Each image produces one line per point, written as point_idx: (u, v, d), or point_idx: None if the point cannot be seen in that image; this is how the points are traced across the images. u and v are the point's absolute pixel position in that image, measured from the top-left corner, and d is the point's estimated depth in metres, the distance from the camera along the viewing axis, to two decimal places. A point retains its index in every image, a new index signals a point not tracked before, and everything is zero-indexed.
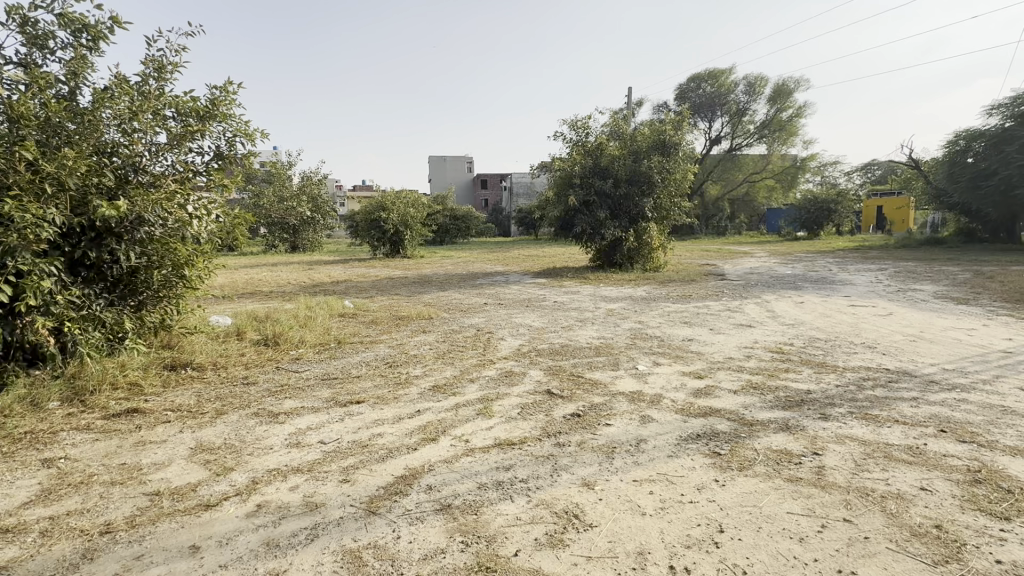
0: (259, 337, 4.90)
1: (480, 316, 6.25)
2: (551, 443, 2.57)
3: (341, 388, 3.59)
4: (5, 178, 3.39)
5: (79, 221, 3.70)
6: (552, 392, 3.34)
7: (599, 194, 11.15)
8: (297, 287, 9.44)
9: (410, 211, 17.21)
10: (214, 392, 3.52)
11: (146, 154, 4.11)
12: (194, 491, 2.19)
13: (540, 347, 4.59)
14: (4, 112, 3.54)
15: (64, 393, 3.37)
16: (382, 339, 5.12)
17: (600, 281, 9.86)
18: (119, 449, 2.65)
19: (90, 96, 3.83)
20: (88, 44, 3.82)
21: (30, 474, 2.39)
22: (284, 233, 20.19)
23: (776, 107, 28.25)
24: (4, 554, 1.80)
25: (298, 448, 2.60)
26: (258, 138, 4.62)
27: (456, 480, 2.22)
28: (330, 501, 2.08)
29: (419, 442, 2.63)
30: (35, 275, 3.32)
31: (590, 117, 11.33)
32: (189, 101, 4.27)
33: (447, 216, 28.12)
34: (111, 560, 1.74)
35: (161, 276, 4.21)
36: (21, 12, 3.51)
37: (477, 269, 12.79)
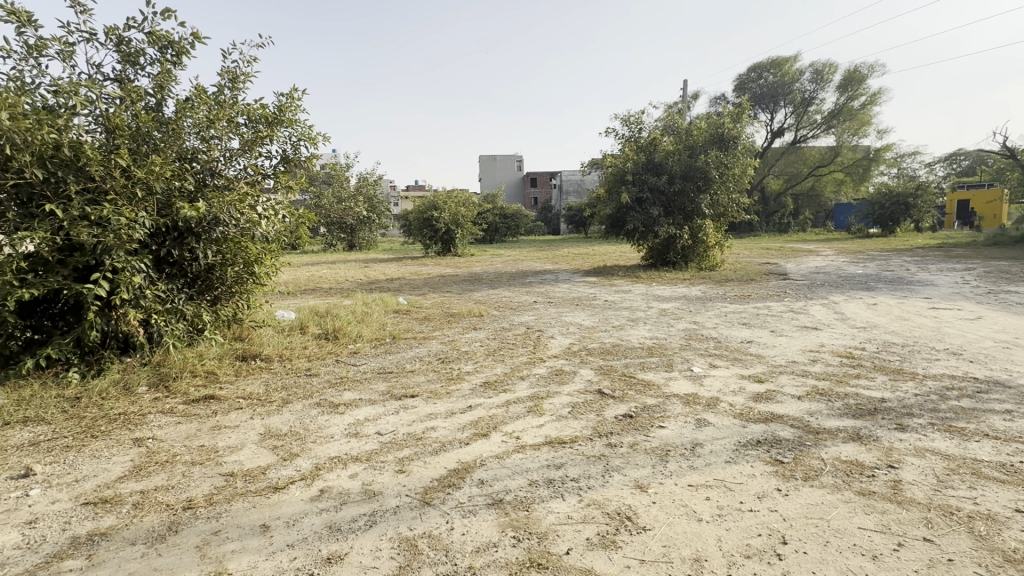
0: (320, 331, 5.16)
1: (530, 314, 6.27)
2: (602, 443, 2.54)
3: (396, 381, 3.72)
4: (103, 184, 3.76)
5: (164, 222, 4.04)
6: (604, 392, 3.30)
7: (652, 190, 10.86)
8: (354, 284, 9.86)
9: (461, 210, 17.48)
10: (280, 382, 3.75)
11: (221, 159, 4.42)
12: (264, 474, 2.34)
13: (590, 346, 4.54)
14: (102, 124, 3.92)
15: (152, 378, 3.70)
16: (435, 335, 5.25)
17: (653, 280, 9.62)
18: (198, 432, 2.87)
19: (173, 107, 4.17)
20: (172, 58, 4.14)
21: (124, 451, 2.64)
22: (342, 232, 21.14)
23: (846, 95, 26.43)
24: (103, 522, 2.00)
25: (356, 438, 2.72)
26: (321, 141, 4.86)
27: (507, 475, 2.24)
28: (387, 490, 2.16)
29: (471, 437, 2.68)
30: (129, 271, 3.67)
31: (643, 112, 11.06)
32: (259, 107, 4.54)
33: (497, 215, 28.33)
34: (192, 534, 1.90)
35: (234, 272, 4.52)
36: (117, 33, 3.87)
37: (527, 268, 12.83)
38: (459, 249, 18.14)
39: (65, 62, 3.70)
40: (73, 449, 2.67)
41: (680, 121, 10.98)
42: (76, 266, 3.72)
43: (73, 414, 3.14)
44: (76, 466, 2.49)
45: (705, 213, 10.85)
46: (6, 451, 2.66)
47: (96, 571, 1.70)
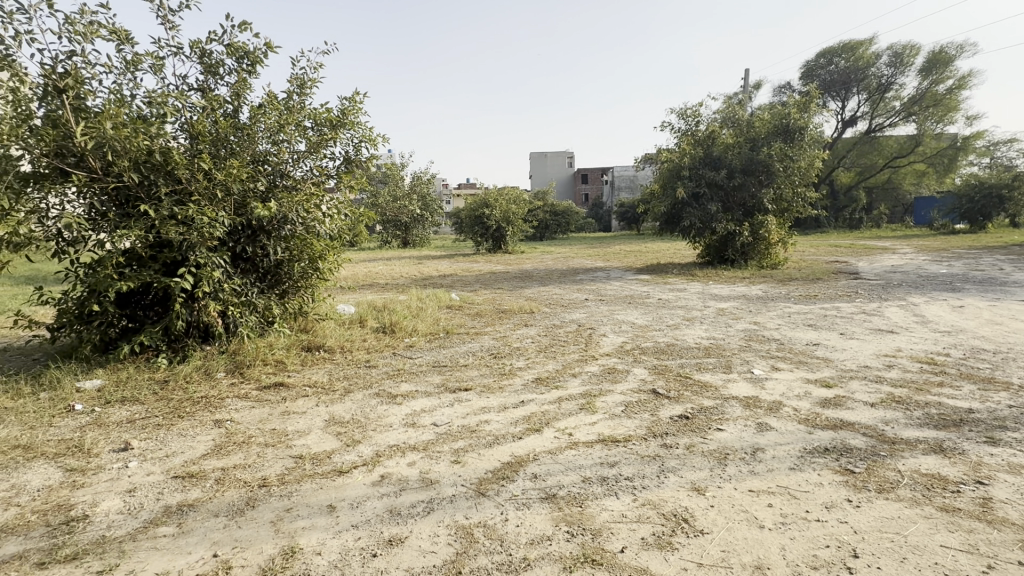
0: (378, 325, 5.37)
1: (581, 312, 6.23)
2: (657, 443, 2.50)
3: (450, 374, 3.82)
4: (188, 186, 4.09)
5: (241, 221, 4.35)
6: (658, 391, 3.24)
7: (710, 185, 10.46)
8: (408, 279, 10.16)
9: (512, 208, 17.55)
10: (342, 372, 3.95)
11: (290, 160, 4.69)
12: (330, 458, 2.48)
13: (644, 345, 4.46)
14: (187, 131, 4.26)
15: (229, 365, 4.01)
16: (487, 330, 5.33)
17: (710, 278, 9.29)
18: (270, 416, 3.09)
19: (248, 113, 4.47)
20: (247, 67, 4.43)
21: (206, 431, 2.88)
22: (397, 230, 21.86)
23: (930, 78, 24.28)
24: (191, 494, 2.19)
25: (413, 428, 2.83)
26: (380, 142, 5.05)
27: (560, 471, 2.26)
28: (444, 479, 2.24)
29: (524, 431, 2.71)
30: (209, 265, 4.00)
31: (700, 104, 10.67)
32: (325, 111, 4.78)
33: (548, 212, 28.22)
34: (268, 509, 2.05)
35: (301, 268, 4.79)
36: (200, 46, 4.19)
37: (578, 265, 12.74)
38: (510, 246, 18.26)
39: (156, 75, 4.04)
40: (164, 427, 2.95)
41: (740, 112, 10.50)
42: (164, 260, 4.08)
43: (162, 395, 3.46)
44: (166, 442, 2.74)
45: (767, 209, 10.33)
46: (109, 426, 2.97)
47: (186, 538, 1.87)
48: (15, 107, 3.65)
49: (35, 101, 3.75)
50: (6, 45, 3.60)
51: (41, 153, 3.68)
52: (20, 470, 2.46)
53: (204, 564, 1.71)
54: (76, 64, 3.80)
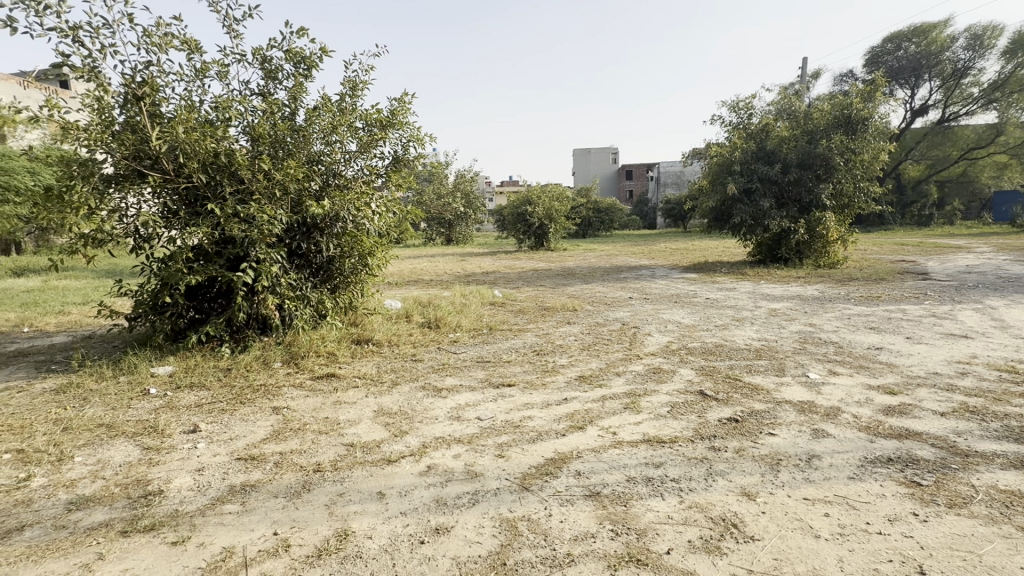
0: (423, 320, 5.51)
1: (625, 310, 6.14)
2: (704, 446, 2.44)
3: (493, 370, 3.87)
4: (250, 186, 4.34)
5: (297, 219, 4.56)
6: (706, 393, 3.16)
7: (763, 180, 10.02)
8: (452, 276, 10.34)
9: (554, 205, 17.46)
10: (389, 365, 4.09)
11: (342, 160, 4.87)
12: (379, 447, 2.58)
13: (691, 345, 4.35)
14: (248, 133, 4.51)
15: (285, 355, 4.23)
16: (530, 327, 5.35)
17: (762, 277, 8.92)
18: (323, 404, 3.24)
19: (304, 115, 4.68)
20: (303, 71, 4.63)
21: (265, 417, 3.06)
22: (441, 227, 22.28)
23: (1014, 61, 22.26)
24: (254, 475, 2.34)
25: (458, 421, 2.89)
26: (427, 141, 5.16)
27: (604, 470, 2.24)
28: (488, 472, 2.28)
29: (567, 428, 2.72)
30: (268, 261, 4.23)
31: (753, 96, 10.25)
32: (375, 112, 4.94)
33: (591, 209, 27.89)
34: (322, 493, 2.15)
35: (351, 264, 4.97)
36: (261, 53, 4.42)
37: (621, 263, 12.55)
38: (552, 243, 18.22)
39: (222, 82, 4.30)
40: (227, 412, 3.15)
41: (797, 103, 10.01)
42: (228, 256, 4.35)
43: (226, 382, 3.70)
44: (230, 426, 2.93)
45: (825, 205, 9.78)
46: (179, 410, 3.21)
47: (249, 515, 2.00)
48: (100, 115, 3.99)
49: (116, 108, 4.08)
50: (93, 57, 3.94)
51: (122, 156, 4.01)
52: (105, 446, 2.69)
53: (266, 540, 1.83)
54: (153, 73, 4.10)
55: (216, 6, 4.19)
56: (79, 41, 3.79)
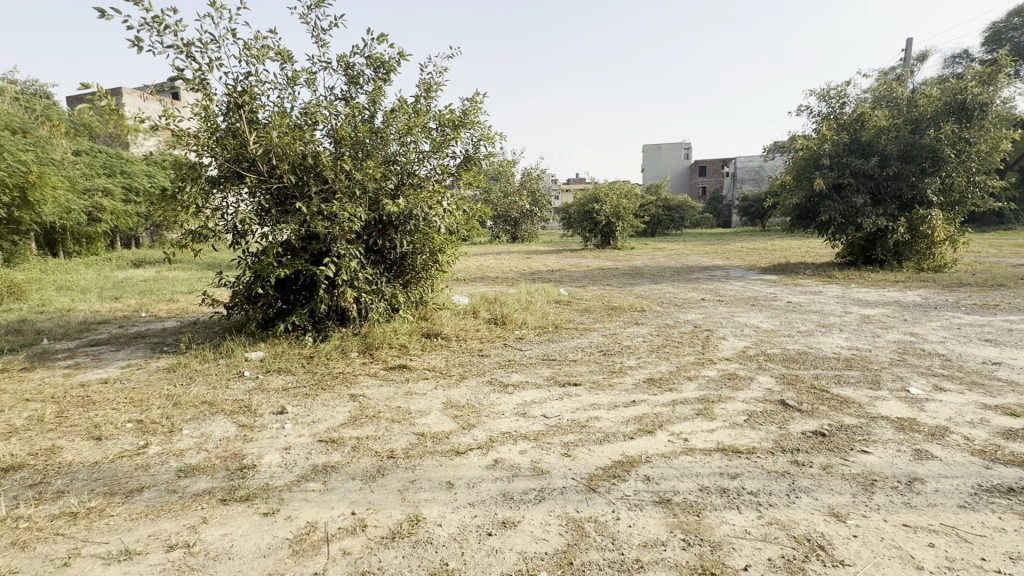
0: (489, 316, 5.59)
1: (698, 312, 5.88)
2: (786, 459, 2.29)
3: (559, 368, 3.85)
4: (333, 185, 4.63)
5: (374, 217, 4.80)
6: (787, 403, 2.96)
7: (856, 174, 9.20)
8: (517, 273, 10.42)
9: (622, 202, 17.09)
10: (457, 359, 4.19)
11: (417, 160, 5.05)
12: (448, 438, 2.66)
13: (771, 351, 4.09)
14: (332, 136, 4.79)
15: (361, 345, 4.47)
16: (596, 327, 5.28)
17: (851, 280, 8.21)
18: (396, 394, 3.38)
19: (382, 117, 4.89)
20: (383, 75, 4.86)
21: (343, 403, 3.25)
22: (506, 225, 22.53)
23: None
24: (334, 457, 2.50)
25: (524, 418, 2.91)
26: (497, 140, 5.23)
27: (675, 477, 2.16)
28: (555, 470, 2.27)
29: (635, 431, 2.65)
30: (348, 256, 4.48)
31: (847, 83, 9.40)
32: (448, 112, 5.07)
33: (661, 207, 27.03)
34: (394, 479, 2.25)
35: (423, 260, 5.15)
36: (345, 60, 4.68)
37: (693, 263, 12.06)
38: (619, 242, 17.85)
39: (310, 88, 4.61)
40: (310, 396, 3.38)
41: (900, 89, 9.05)
42: (312, 252, 4.67)
43: (309, 368, 3.98)
44: (313, 409, 3.15)
45: (931, 201, 8.79)
46: (269, 392, 3.49)
47: (330, 494, 2.14)
48: (207, 123, 4.42)
49: (220, 115, 4.49)
50: (202, 70, 4.36)
51: (224, 159, 4.43)
52: (207, 421, 2.99)
53: (344, 519, 1.94)
54: (251, 83, 4.48)
55: (306, 18, 4.50)
56: (191, 56, 4.22)
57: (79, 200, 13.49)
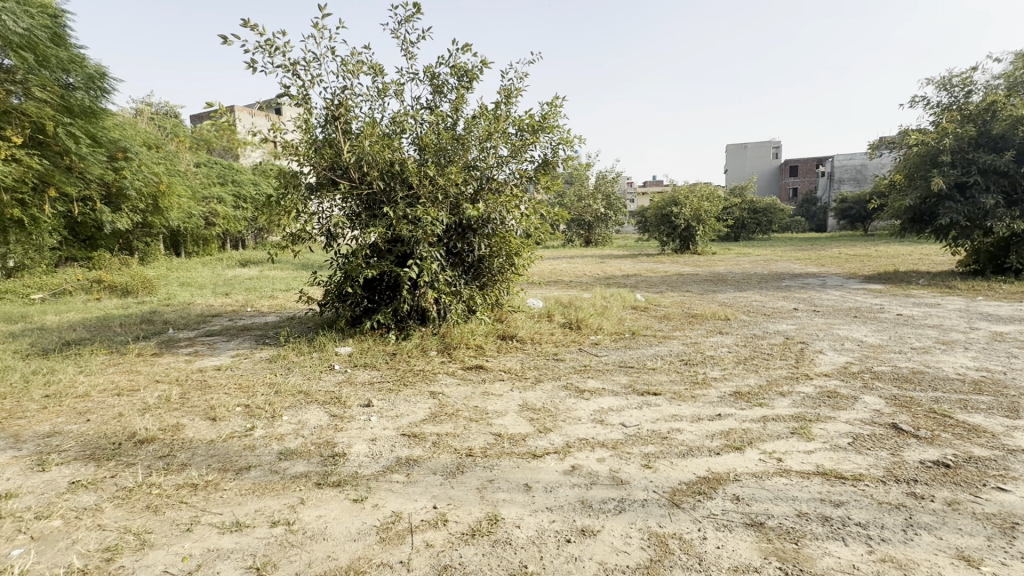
0: (564, 320, 5.57)
1: (790, 323, 5.45)
2: (900, 490, 2.05)
3: (637, 376, 3.74)
4: (418, 191, 4.84)
5: (455, 221, 4.95)
6: (900, 426, 2.65)
7: (985, 172, 8.10)
8: (592, 278, 10.28)
9: (704, 205, 16.26)
10: (533, 362, 4.21)
11: (496, 165, 5.14)
12: (525, 440, 2.67)
13: (879, 369, 3.69)
14: (417, 143, 5.01)
15: (440, 344, 4.64)
16: (676, 335, 5.07)
17: (977, 292, 7.22)
18: (473, 394, 3.46)
19: (464, 124, 5.04)
20: (466, 83, 5.01)
21: (424, 400, 3.37)
22: (580, 229, 22.37)
23: None
24: (416, 451, 2.60)
25: (602, 425, 2.85)
26: (576, 143, 5.21)
27: (768, 499, 2.01)
28: (635, 481, 2.20)
29: (722, 447, 2.50)
30: (429, 259, 4.68)
31: (975, 68, 8.31)
32: (527, 117, 5.11)
33: (746, 210, 25.48)
34: (473, 477, 2.29)
35: (499, 263, 5.25)
36: (431, 70, 4.88)
37: (782, 269, 11.21)
38: (699, 247, 17.03)
39: (398, 98, 4.86)
40: (393, 391, 3.55)
41: None
42: (397, 254, 4.91)
43: (392, 364, 4.18)
44: (396, 404, 3.30)
45: None
46: (356, 385, 3.72)
47: (413, 487, 2.22)
48: (307, 134, 4.81)
49: (318, 127, 4.87)
50: (305, 86, 4.77)
51: (321, 168, 4.80)
52: (303, 409, 3.24)
53: (427, 512, 2.01)
54: (346, 96, 4.82)
55: (396, 33, 4.75)
56: (296, 74, 4.62)
57: (198, 206, 15.24)
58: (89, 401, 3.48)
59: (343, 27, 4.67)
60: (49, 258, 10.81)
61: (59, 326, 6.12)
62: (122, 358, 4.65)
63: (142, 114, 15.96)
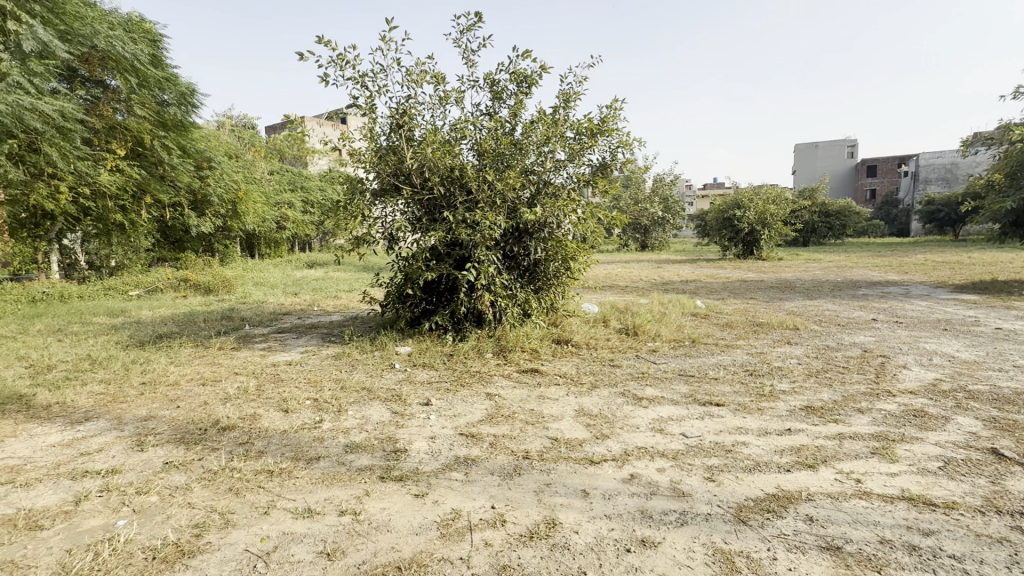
0: (620, 326, 5.47)
1: (868, 335, 5.06)
2: (1003, 522, 1.85)
3: (698, 386, 3.61)
4: (477, 196, 4.94)
5: (512, 225, 5.00)
6: (1002, 453, 2.39)
7: None
8: (648, 283, 10.04)
9: (770, 208, 15.43)
10: (589, 367, 4.17)
11: (553, 169, 5.15)
12: (582, 446, 2.65)
13: (975, 387, 3.35)
14: (476, 149, 5.10)
15: (495, 347, 4.70)
16: (739, 344, 4.85)
17: None
18: (529, 397, 3.47)
19: (522, 129, 5.09)
20: (525, 89, 5.06)
21: (480, 401, 3.43)
22: (636, 233, 21.90)
23: None
24: (474, 451, 2.64)
25: (661, 434, 2.77)
26: (635, 146, 5.12)
27: (846, 522, 1.88)
28: (697, 494, 2.13)
29: (793, 464, 2.37)
30: (487, 262, 4.76)
31: None
32: (586, 121, 5.09)
33: (816, 213, 23.98)
34: (530, 480, 2.30)
35: (555, 267, 5.25)
36: (491, 77, 4.97)
37: (858, 277, 10.46)
38: (764, 252, 16.18)
39: (459, 106, 4.99)
40: (451, 391, 3.64)
41: None
42: (455, 257, 5.02)
43: (449, 365, 4.29)
44: (454, 404, 3.38)
45: None
46: (416, 384, 3.85)
47: (471, 486, 2.27)
48: (372, 142, 5.04)
49: (383, 135, 5.09)
50: (372, 97, 5.00)
51: (385, 174, 5.00)
52: (367, 405, 3.39)
53: (486, 511, 2.04)
54: (410, 105, 5.00)
55: (458, 42, 4.88)
56: (365, 86, 4.86)
57: (271, 211, 16.29)
58: (179, 389, 3.82)
59: (408, 39, 4.87)
60: (144, 259, 11.95)
61: (152, 320, 6.74)
62: (206, 351, 5.06)
63: (225, 127, 17.33)
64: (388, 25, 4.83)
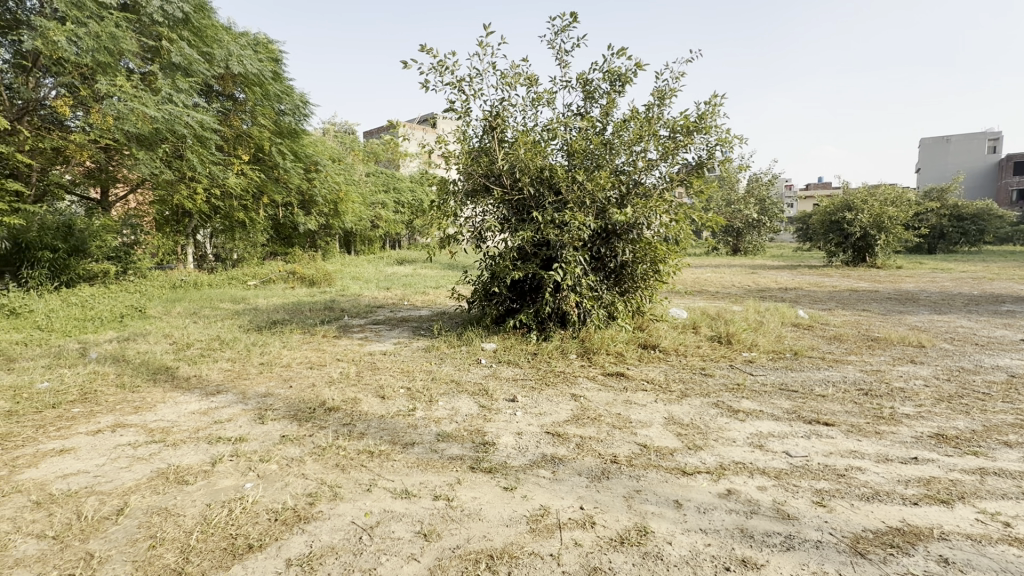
0: (712, 333, 5.20)
1: (1017, 358, 4.35)
2: None
3: (803, 402, 3.32)
4: (566, 197, 4.94)
5: (600, 226, 4.93)
6: None
7: None
8: (742, 289, 9.41)
9: (889, 210, 13.81)
10: (677, 374, 4.01)
11: (644, 169, 5.01)
12: (673, 455, 2.55)
13: None
14: (566, 149, 5.09)
15: (579, 348, 4.67)
16: (850, 359, 4.40)
17: None
18: (615, 401, 3.41)
19: (613, 128, 5.01)
20: (618, 88, 4.96)
21: (564, 401, 3.43)
22: (727, 236, 20.68)
23: None
24: (561, 450, 2.65)
25: (761, 450, 2.60)
26: (735, 143, 4.84)
27: (991, 570, 1.64)
28: (804, 517, 1.97)
29: (920, 496, 2.11)
30: (574, 263, 4.75)
31: None
32: (682, 118, 4.89)
33: (946, 216, 21.07)
34: (619, 485, 2.26)
35: (643, 269, 5.11)
36: (584, 77, 4.95)
37: (1001, 290, 9.04)
38: (879, 259, 14.53)
39: (551, 107, 5.02)
40: (536, 390, 3.67)
41: None
42: (542, 257, 5.06)
43: (533, 364, 4.33)
44: (539, 402, 3.41)
45: None
46: (501, 380, 3.93)
47: (559, 484, 2.28)
48: (465, 144, 5.22)
49: (476, 137, 5.27)
50: (467, 101, 5.18)
51: (477, 175, 5.16)
52: (456, 397, 3.52)
53: (575, 511, 2.04)
54: (503, 107, 5.13)
55: (553, 44, 4.90)
56: (461, 90, 5.05)
57: (367, 211, 17.44)
58: (291, 370, 4.23)
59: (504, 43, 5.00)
60: (261, 253, 13.36)
61: (267, 307, 7.53)
62: (312, 337, 5.55)
63: (330, 134, 18.87)
64: (486, 31, 4.98)
